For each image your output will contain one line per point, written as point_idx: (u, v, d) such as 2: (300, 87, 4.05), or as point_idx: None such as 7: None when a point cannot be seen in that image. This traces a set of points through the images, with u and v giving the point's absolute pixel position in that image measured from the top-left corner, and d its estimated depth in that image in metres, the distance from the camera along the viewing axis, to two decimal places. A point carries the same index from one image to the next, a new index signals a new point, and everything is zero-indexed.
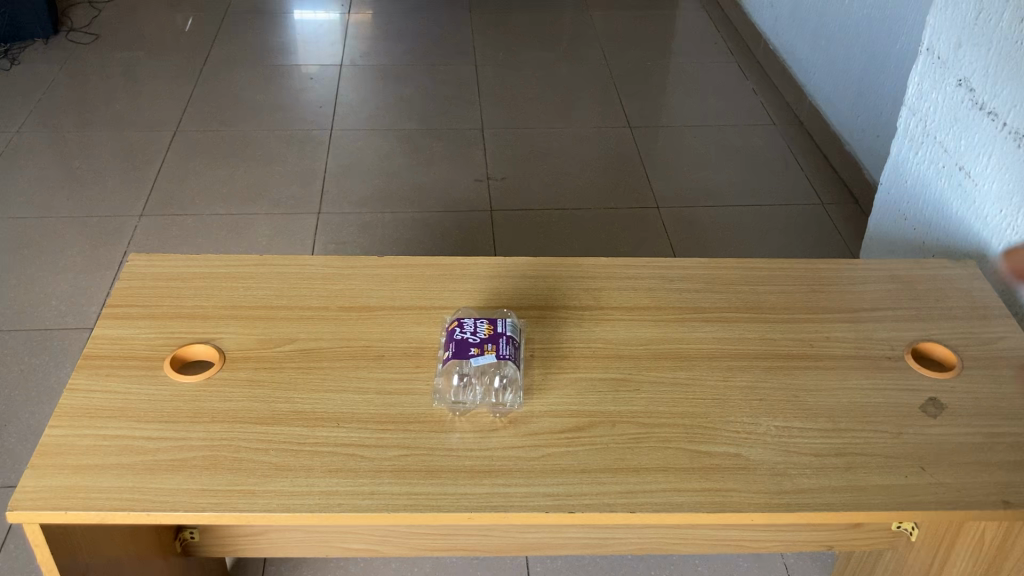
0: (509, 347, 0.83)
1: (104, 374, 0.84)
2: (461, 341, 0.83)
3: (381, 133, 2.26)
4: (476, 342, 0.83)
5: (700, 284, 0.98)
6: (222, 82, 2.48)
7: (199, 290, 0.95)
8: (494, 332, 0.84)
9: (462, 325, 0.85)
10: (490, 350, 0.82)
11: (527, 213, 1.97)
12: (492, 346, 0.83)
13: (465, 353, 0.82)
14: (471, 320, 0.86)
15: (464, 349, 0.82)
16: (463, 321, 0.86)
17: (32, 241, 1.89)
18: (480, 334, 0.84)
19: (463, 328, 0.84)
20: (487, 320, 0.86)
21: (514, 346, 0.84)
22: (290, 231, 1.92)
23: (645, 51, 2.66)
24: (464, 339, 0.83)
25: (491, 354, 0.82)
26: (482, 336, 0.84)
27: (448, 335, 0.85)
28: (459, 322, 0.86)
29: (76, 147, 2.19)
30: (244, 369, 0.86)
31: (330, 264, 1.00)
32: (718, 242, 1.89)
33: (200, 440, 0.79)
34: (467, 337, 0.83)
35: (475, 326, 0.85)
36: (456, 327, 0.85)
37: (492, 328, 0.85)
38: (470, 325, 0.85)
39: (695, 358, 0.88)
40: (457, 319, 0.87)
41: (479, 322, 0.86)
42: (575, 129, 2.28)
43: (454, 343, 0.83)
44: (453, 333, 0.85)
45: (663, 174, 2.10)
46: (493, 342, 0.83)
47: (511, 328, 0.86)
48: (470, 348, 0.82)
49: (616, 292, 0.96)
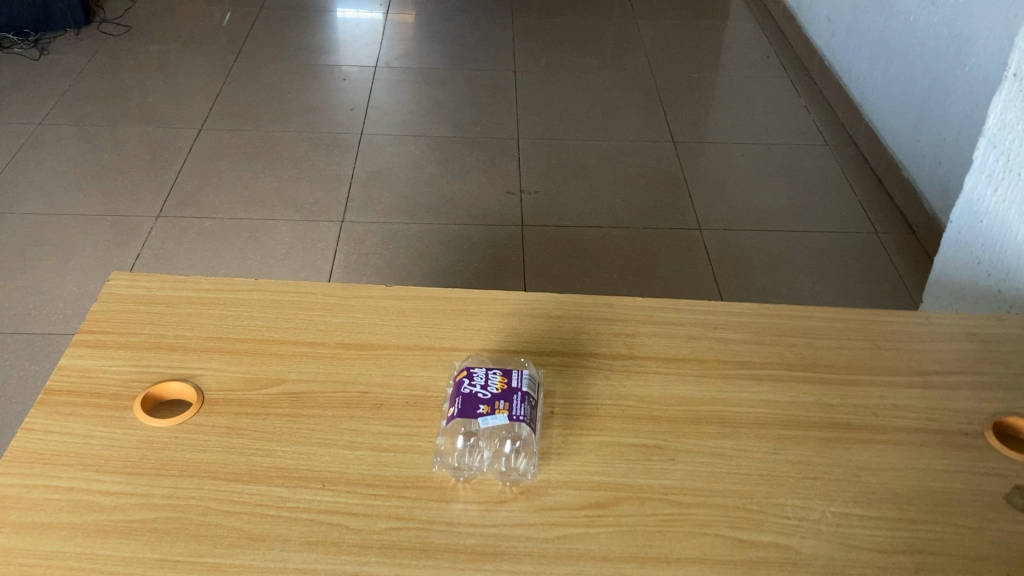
0: (525, 407, 0.71)
1: (66, 413, 0.74)
2: (469, 396, 0.72)
3: (412, 139, 2.16)
4: (486, 399, 0.72)
5: (747, 334, 0.86)
6: (253, 79, 2.40)
7: (183, 317, 0.84)
8: (508, 386, 0.73)
9: (471, 376, 0.74)
10: (503, 409, 0.71)
11: (561, 230, 1.86)
12: (505, 405, 0.71)
13: (472, 412, 0.71)
14: (482, 371, 0.74)
15: (472, 407, 0.71)
16: (472, 371, 0.75)
17: (44, 239, 1.82)
18: (491, 389, 0.72)
19: (472, 381, 0.73)
20: (501, 371, 0.75)
21: (530, 405, 0.72)
22: (311, 239, 1.82)
23: (693, 62, 2.54)
24: (472, 395, 0.72)
25: (503, 415, 0.71)
26: (494, 392, 0.72)
27: (455, 386, 0.74)
28: (468, 372, 0.74)
29: (99, 142, 2.12)
30: (224, 414, 0.76)
31: (332, 291, 0.89)
32: (765, 270, 1.75)
33: (165, 499, 0.69)
34: (476, 392, 0.72)
35: (486, 378, 0.73)
36: (464, 377, 0.74)
37: (506, 381, 0.73)
38: (481, 376, 0.74)
39: (739, 424, 0.77)
40: (466, 368, 0.75)
41: (492, 372, 0.74)
42: (616, 142, 2.16)
43: (460, 400, 0.72)
44: (460, 386, 0.73)
45: (708, 194, 1.98)
46: (506, 400, 0.72)
47: (529, 381, 0.74)
48: (479, 407, 0.71)
49: (651, 339, 0.85)
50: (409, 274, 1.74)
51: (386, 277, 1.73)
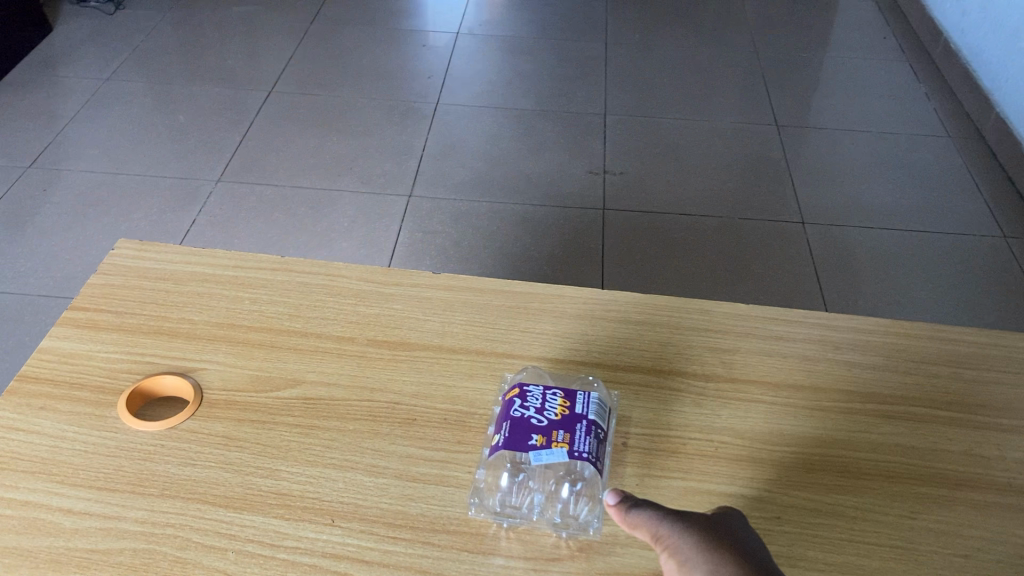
0: (590, 442, 0.56)
1: (38, 408, 0.62)
2: (520, 423, 0.57)
3: (491, 111, 2.01)
4: (541, 428, 0.57)
5: (877, 357, 0.69)
6: (329, 41, 2.28)
7: (191, 298, 0.71)
8: (570, 413, 0.58)
9: (523, 395, 0.59)
10: (561, 442, 0.56)
11: (645, 216, 1.69)
12: (565, 437, 0.56)
13: (523, 444, 0.56)
14: (538, 391, 0.59)
15: (522, 437, 0.56)
16: (525, 389, 0.60)
17: (99, 198, 1.73)
18: (548, 415, 0.58)
19: (523, 403, 0.59)
20: (561, 392, 0.60)
21: (596, 439, 0.57)
22: (375, 213, 1.69)
23: (802, 41, 2.32)
24: (523, 421, 0.57)
25: (562, 448, 0.56)
26: (552, 419, 0.57)
27: (503, 407, 0.60)
28: (521, 391, 0.60)
29: (166, 100, 2.03)
30: (224, 420, 0.62)
31: (369, 277, 0.75)
32: (875, 273, 1.56)
33: (138, 524, 0.55)
34: (529, 418, 0.57)
35: (543, 399, 0.59)
36: (515, 397, 0.59)
37: (568, 406, 0.58)
38: (537, 397, 0.59)
39: (866, 477, 0.60)
40: (517, 385, 0.61)
41: (551, 392, 0.59)
42: (712, 124, 1.97)
43: (508, 425, 0.57)
44: (511, 408, 0.59)
45: (812, 185, 1.78)
46: (566, 430, 0.57)
47: (597, 407, 0.58)
48: (531, 436, 0.56)
49: (755, 358, 0.68)
50: (476, 257, 1.59)
51: (450, 259, 1.59)
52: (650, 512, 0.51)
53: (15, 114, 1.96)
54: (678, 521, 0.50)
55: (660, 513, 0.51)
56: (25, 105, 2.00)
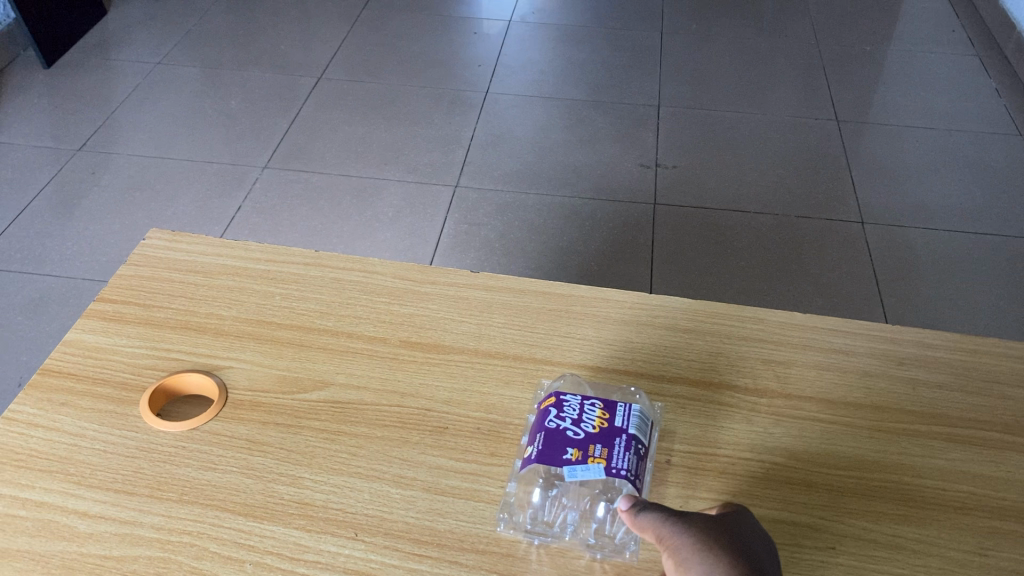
0: (629, 458, 0.53)
1: (59, 403, 0.60)
2: (555, 436, 0.54)
3: (541, 100, 1.97)
4: (577, 441, 0.53)
5: (946, 376, 0.64)
6: (379, 27, 2.25)
7: (221, 292, 0.69)
8: (609, 426, 0.54)
9: (558, 405, 0.56)
10: (598, 457, 0.52)
11: (697, 212, 1.64)
12: (602, 452, 0.53)
13: (557, 457, 0.53)
14: (575, 402, 0.56)
15: (557, 450, 0.53)
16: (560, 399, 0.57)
17: (147, 183, 1.73)
18: (585, 427, 0.54)
19: (558, 414, 0.55)
20: (600, 403, 0.56)
21: (636, 454, 0.53)
22: (420, 203, 1.67)
23: (866, 32, 2.24)
24: (557, 433, 0.54)
25: (600, 463, 0.52)
26: (589, 432, 0.54)
27: (537, 418, 0.56)
28: (557, 401, 0.56)
29: (216, 84, 2.03)
30: (248, 422, 0.59)
31: (404, 274, 0.72)
32: (937, 278, 1.49)
33: (154, 530, 0.53)
34: (565, 430, 0.54)
35: (580, 410, 0.55)
36: (550, 407, 0.56)
37: (607, 419, 0.55)
38: (574, 408, 0.55)
39: (929, 506, 0.55)
40: (553, 395, 0.58)
41: (589, 403, 0.56)
42: (769, 117, 1.91)
43: (542, 437, 0.54)
44: (546, 420, 0.55)
45: (872, 183, 1.71)
46: (604, 445, 0.53)
47: (639, 421, 0.55)
48: (566, 450, 0.53)
49: (811, 372, 0.64)
50: (521, 250, 1.56)
51: (495, 252, 1.55)
52: (647, 506, 0.48)
53: (67, 97, 1.97)
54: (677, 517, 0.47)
55: (658, 507, 0.48)
56: (77, 87, 2.00)
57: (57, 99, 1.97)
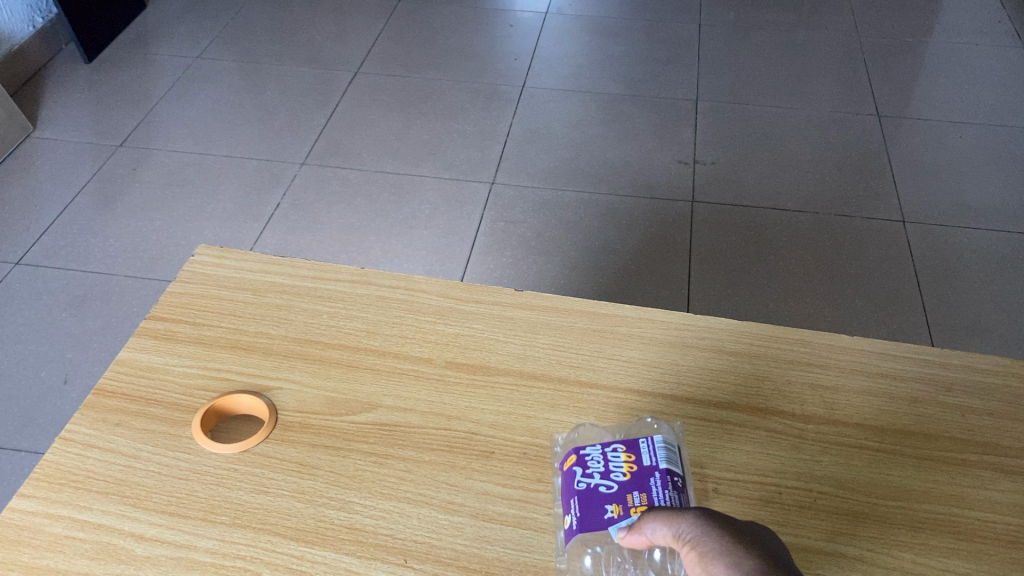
0: (670, 494, 0.52)
1: (113, 425, 0.61)
2: (590, 497, 0.53)
3: (579, 95, 1.96)
4: (613, 496, 0.53)
5: (996, 403, 0.63)
6: (415, 19, 2.25)
7: (269, 311, 0.70)
8: (639, 468, 0.54)
9: (580, 461, 0.56)
10: (639, 505, 0.52)
11: (735, 210, 1.62)
12: (641, 498, 0.52)
13: (599, 518, 0.52)
14: (597, 454, 0.56)
15: (596, 511, 0.53)
16: (580, 453, 0.57)
17: (187, 179, 1.75)
18: (615, 478, 0.54)
19: (584, 473, 0.55)
20: (622, 447, 0.56)
21: (675, 489, 0.53)
22: (457, 200, 1.67)
23: (908, 24, 2.20)
24: (591, 494, 0.54)
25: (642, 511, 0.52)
26: (622, 482, 0.54)
27: (565, 479, 0.56)
28: (579, 458, 0.56)
29: (254, 78, 2.04)
30: (298, 445, 0.60)
31: (448, 292, 0.72)
32: (981, 279, 1.47)
33: (208, 555, 0.54)
34: (597, 487, 0.54)
35: (605, 462, 0.55)
36: (573, 464, 0.56)
37: (634, 461, 0.54)
38: (598, 461, 0.55)
39: (980, 539, 0.55)
40: (572, 450, 0.57)
41: (612, 449, 0.56)
42: (808, 112, 1.89)
43: (577, 501, 0.54)
44: (574, 481, 0.55)
45: (914, 181, 1.69)
46: (641, 491, 0.53)
47: (666, 453, 0.55)
48: (606, 508, 0.53)
49: (859, 399, 0.63)
50: (558, 248, 1.56)
51: (532, 250, 1.55)
52: (666, 511, 0.46)
53: (109, 93, 1.99)
54: (701, 517, 0.45)
55: (680, 510, 0.46)
56: (117, 82, 2.03)
57: (98, 94, 1.99)
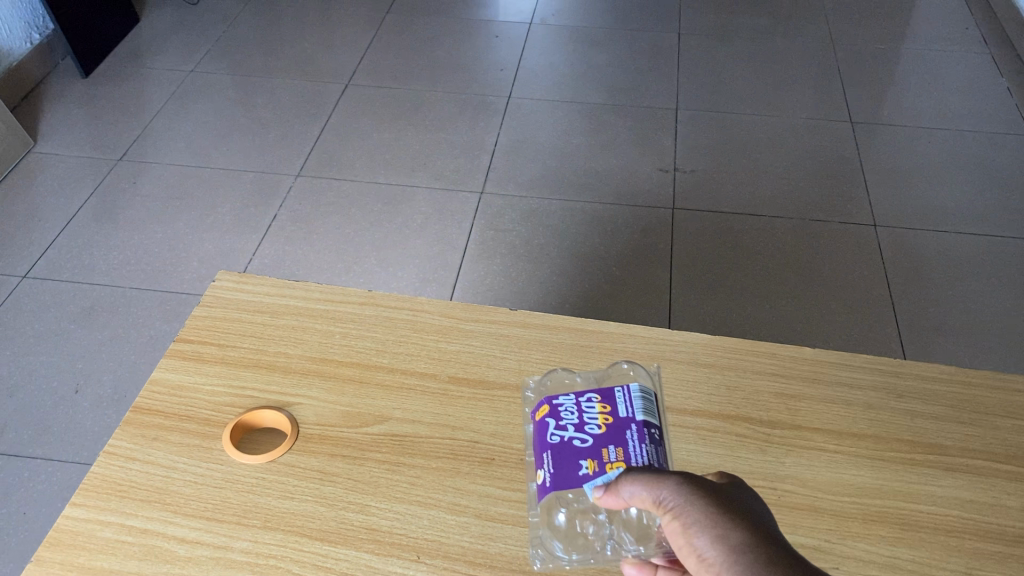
0: (644, 447, 0.60)
1: (151, 439, 0.68)
2: (569, 453, 0.60)
3: (563, 105, 2.03)
4: (590, 450, 0.60)
5: (942, 408, 0.71)
6: (403, 31, 2.32)
7: (286, 332, 0.77)
8: (615, 423, 0.61)
9: (558, 416, 0.63)
10: (616, 461, 0.59)
11: (714, 217, 1.70)
12: (618, 453, 0.59)
13: (578, 472, 0.59)
14: (575, 410, 0.63)
15: (576, 466, 0.59)
16: (559, 409, 0.64)
17: (187, 193, 1.81)
18: (593, 432, 0.61)
19: (561, 427, 0.62)
20: (598, 402, 0.63)
21: (648, 440, 0.60)
22: (448, 210, 1.74)
23: (879, 31, 2.28)
24: (566, 446, 0.61)
25: (618, 467, 0.59)
26: (599, 436, 0.60)
27: (540, 431, 0.63)
28: (558, 416, 0.63)
29: (247, 92, 2.10)
30: (318, 454, 0.67)
31: (449, 311, 0.79)
32: (948, 281, 1.55)
33: (243, 554, 0.61)
34: (576, 442, 0.61)
35: (583, 414, 0.62)
36: (549, 418, 0.63)
37: (610, 417, 0.61)
38: (576, 418, 0.62)
39: (924, 529, 0.62)
40: (548, 404, 0.65)
41: (588, 405, 0.63)
42: (783, 120, 1.96)
43: (554, 455, 0.60)
44: (554, 436, 0.62)
45: (885, 186, 1.77)
46: (618, 445, 0.60)
47: (638, 408, 0.62)
48: (583, 464, 0.59)
49: (820, 405, 0.71)
50: (546, 255, 1.63)
51: (520, 258, 1.62)
52: (646, 476, 0.51)
53: (106, 107, 2.05)
54: (681, 484, 0.50)
55: (659, 474, 0.51)
56: (113, 97, 2.08)
57: (95, 109, 2.04)
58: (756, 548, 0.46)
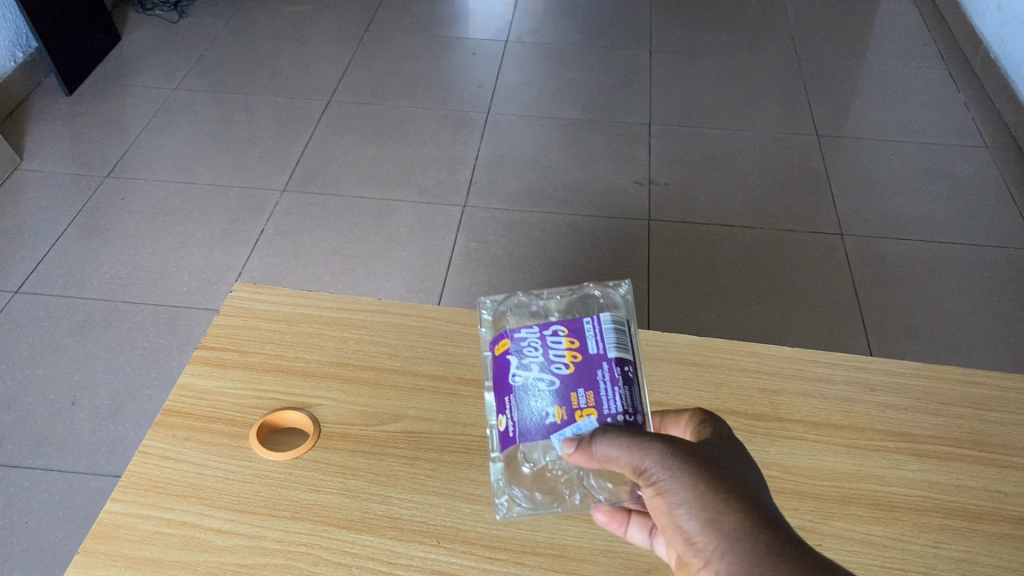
0: (617, 390, 0.58)
1: (182, 439, 0.73)
2: (535, 397, 0.59)
3: (541, 120, 2.10)
4: (556, 396, 0.58)
5: (910, 400, 0.78)
6: (383, 49, 2.38)
7: (303, 338, 0.82)
8: (585, 362, 0.60)
9: (519, 351, 0.62)
10: (586, 408, 0.57)
11: (689, 227, 1.77)
12: (587, 398, 0.58)
13: (545, 419, 0.57)
14: (542, 350, 0.61)
15: (541, 414, 0.58)
16: (518, 340, 0.62)
17: (174, 208, 1.84)
18: (559, 372, 0.59)
19: (523, 364, 0.61)
20: (566, 340, 0.61)
21: (620, 379, 0.59)
22: (433, 223, 1.79)
23: (842, 48, 2.38)
24: (531, 388, 0.59)
25: (589, 413, 0.57)
26: (567, 379, 0.59)
27: (503, 372, 0.62)
28: (522, 357, 0.61)
29: (231, 109, 2.14)
30: (340, 450, 0.72)
31: (455, 317, 0.85)
32: (911, 286, 1.63)
33: (276, 542, 0.66)
34: (541, 386, 0.59)
35: (548, 350, 0.61)
36: (512, 355, 0.62)
37: (580, 357, 0.60)
38: (543, 357, 0.61)
39: (897, 508, 0.69)
40: (505, 335, 0.63)
41: (555, 344, 0.61)
42: (752, 133, 2.04)
43: (518, 401, 0.59)
44: (519, 380, 0.60)
45: (851, 196, 1.85)
46: (588, 389, 0.58)
47: (610, 346, 0.60)
48: (549, 414, 0.57)
49: (799, 399, 0.77)
50: (528, 266, 1.69)
51: (504, 269, 1.68)
52: (627, 443, 0.51)
53: (90, 125, 2.08)
54: (664, 455, 0.50)
55: (638, 440, 0.51)
56: (97, 114, 2.11)
57: (80, 126, 2.07)
58: (748, 529, 0.47)
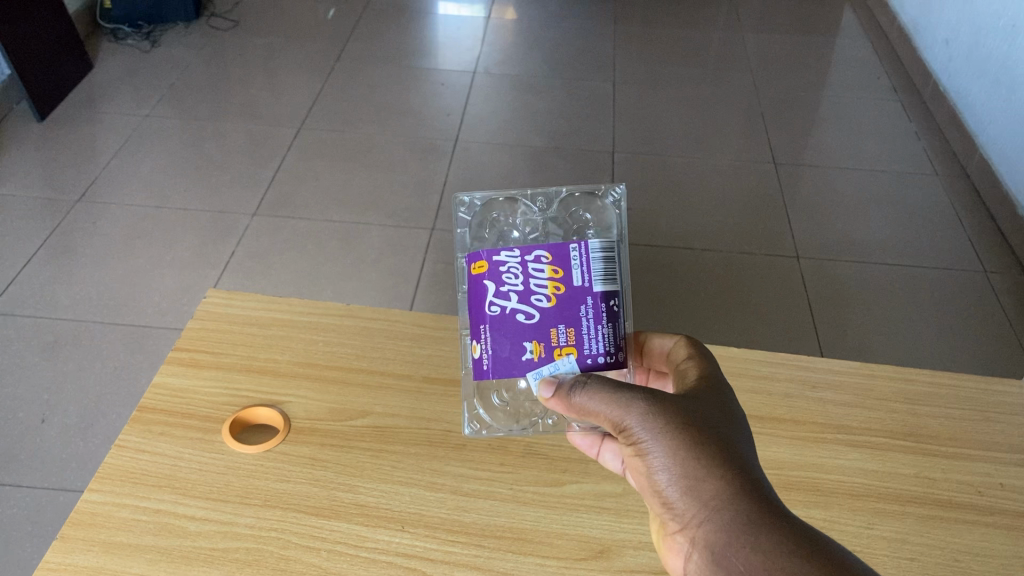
0: (599, 329, 0.57)
1: (158, 433, 0.76)
2: (513, 330, 0.57)
3: (508, 148, 2.15)
4: (535, 331, 0.56)
5: (849, 396, 0.83)
6: (354, 79, 2.43)
7: (275, 341, 0.85)
8: (569, 294, 0.57)
9: (497, 277, 0.57)
10: (566, 348, 0.57)
11: (651, 249, 1.83)
12: (567, 336, 0.57)
13: (524, 357, 0.56)
14: (523, 277, 0.57)
15: (519, 349, 0.57)
16: (497, 264, 0.57)
17: (145, 231, 1.87)
18: (540, 306, 0.57)
19: (503, 293, 0.57)
20: (548, 267, 0.57)
21: (602, 316, 0.57)
22: (402, 245, 1.84)
23: (799, 80, 2.47)
24: (509, 320, 0.57)
25: (567, 353, 0.57)
26: (548, 313, 0.57)
27: (478, 296, 0.58)
28: (500, 284, 0.57)
29: (202, 136, 2.18)
30: (310, 444, 0.76)
31: (420, 321, 0.89)
32: (863, 305, 1.70)
33: (247, 528, 0.69)
34: (521, 320, 0.57)
35: (529, 279, 0.57)
36: (490, 282, 0.57)
37: (563, 289, 0.57)
38: (523, 286, 0.57)
39: (833, 493, 0.74)
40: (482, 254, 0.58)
41: (536, 270, 0.57)
42: (713, 161, 2.12)
43: (495, 333, 0.57)
44: (496, 310, 0.57)
45: (806, 221, 1.92)
46: (569, 327, 0.57)
47: (593, 276, 0.57)
48: (527, 350, 0.56)
49: (744, 395, 0.82)
50: None
51: None
52: (612, 398, 0.53)
53: (61, 151, 2.10)
54: (647, 415, 0.52)
55: (622, 398, 0.53)
56: (68, 140, 2.14)
57: (52, 151, 2.10)
58: (726, 499, 0.48)
